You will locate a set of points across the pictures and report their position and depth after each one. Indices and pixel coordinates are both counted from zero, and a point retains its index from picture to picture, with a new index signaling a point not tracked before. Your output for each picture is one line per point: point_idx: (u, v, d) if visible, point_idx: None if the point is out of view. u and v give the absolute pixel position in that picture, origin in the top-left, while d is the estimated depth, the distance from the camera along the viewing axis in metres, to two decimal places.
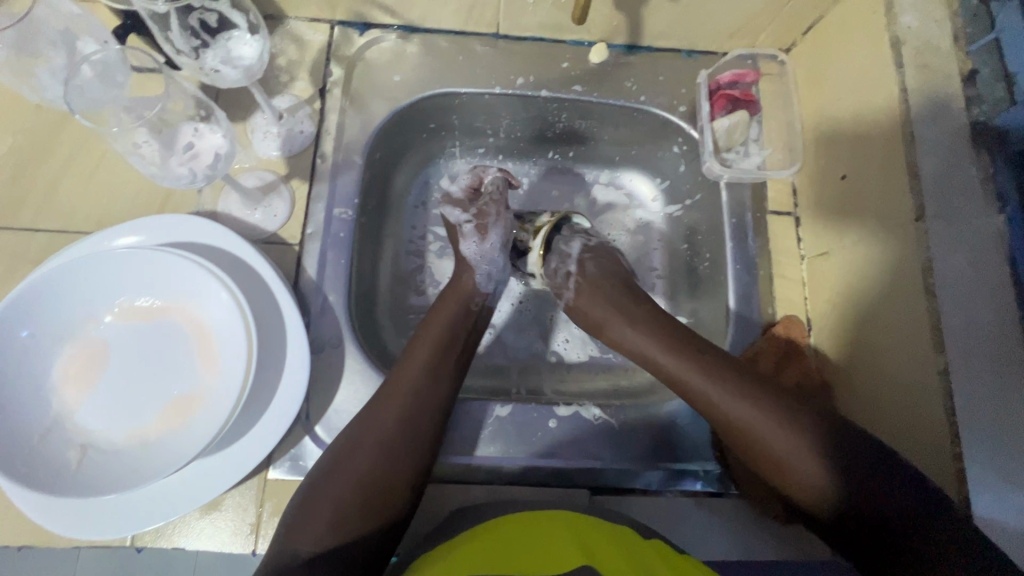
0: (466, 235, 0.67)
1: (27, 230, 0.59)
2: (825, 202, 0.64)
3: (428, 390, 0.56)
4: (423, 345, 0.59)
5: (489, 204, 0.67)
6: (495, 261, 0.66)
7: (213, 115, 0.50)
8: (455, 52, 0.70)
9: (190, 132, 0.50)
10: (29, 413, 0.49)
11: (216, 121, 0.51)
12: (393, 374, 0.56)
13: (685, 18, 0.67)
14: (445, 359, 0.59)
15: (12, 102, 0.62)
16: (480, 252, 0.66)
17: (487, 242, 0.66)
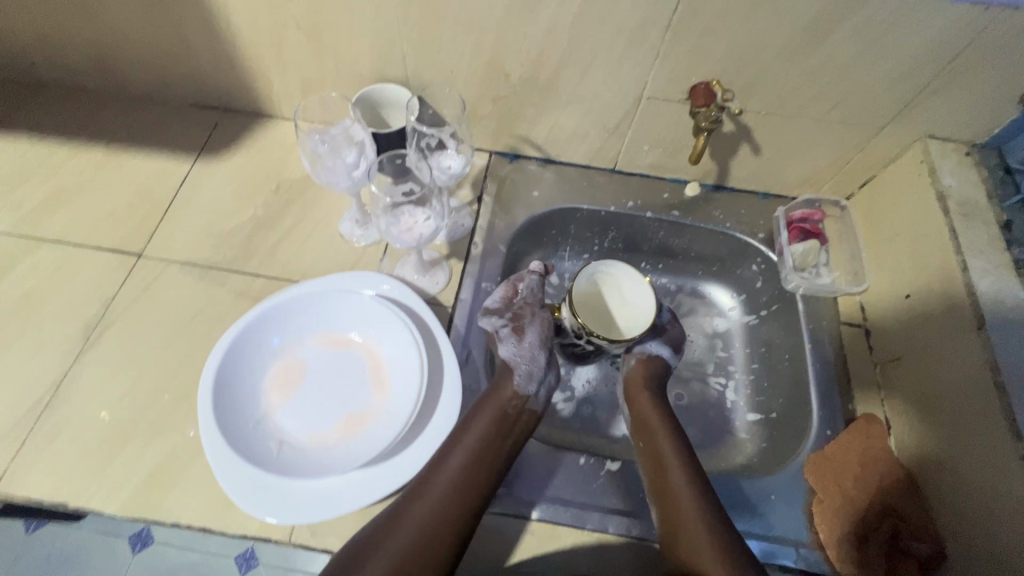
0: (504, 337, 0.72)
1: (251, 275, 0.77)
2: (893, 316, 0.75)
3: (461, 487, 0.61)
4: (466, 441, 0.64)
5: (524, 308, 0.73)
6: (535, 359, 0.71)
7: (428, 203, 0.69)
8: (581, 179, 0.91)
9: (413, 215, 0.69)
10: (248, 406, 0.62)
11: (429, 208, 0.69)
12: (433, 463, 0.63)
13: (764, 169, 0.86)
14: (485, 457, 0.63)
15: (261, 188, 0.85)
16: (518, 352, 0.71)
17: (525, 344, 0.71)
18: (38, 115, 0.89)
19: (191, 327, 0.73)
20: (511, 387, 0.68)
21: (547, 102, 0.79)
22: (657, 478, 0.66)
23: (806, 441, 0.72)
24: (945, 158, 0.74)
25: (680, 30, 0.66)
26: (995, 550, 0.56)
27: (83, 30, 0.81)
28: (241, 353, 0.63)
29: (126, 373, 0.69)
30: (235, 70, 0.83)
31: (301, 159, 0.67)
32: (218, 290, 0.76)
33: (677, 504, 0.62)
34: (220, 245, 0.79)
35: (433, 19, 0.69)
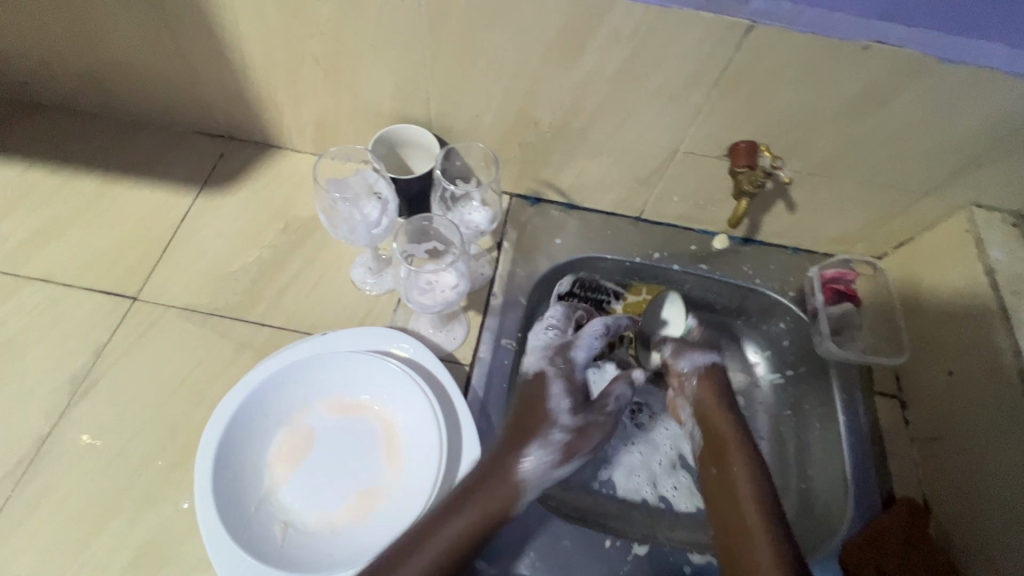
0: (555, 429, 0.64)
1: (255, 323, 0.72)
2: (932, 390, 0.72)
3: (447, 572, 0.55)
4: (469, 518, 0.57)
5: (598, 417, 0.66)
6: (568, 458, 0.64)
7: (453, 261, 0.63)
8: (604, 226, 0.86)
9: (434, 273, 0.64)
10: (252, 485, 0.58)
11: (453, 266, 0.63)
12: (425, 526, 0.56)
13: (797, 226, 0.82)
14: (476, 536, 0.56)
15: (268, 226, 0.80)
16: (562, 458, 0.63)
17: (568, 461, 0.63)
18: (30, 138, 0.83)
19: (187, 382, 0.67)
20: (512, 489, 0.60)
21: (576, 150, 0.75)
22: (725, 502, 0.65)
23: (844, 525, 0.68)
24: (992, 229, 0.71)
25: (727, 90, 0.62)
26: None
27: (81, 53, 0.75)
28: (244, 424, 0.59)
29: (116, 433, 0.64)
30: (243, 101, 0.78)
31: (319, 214, 0.64)
32: (218, 341, 0.70)
33: (752, 543, 0.60)
34: (221, 290, 0.74)
35: (461, 64, 0.65)
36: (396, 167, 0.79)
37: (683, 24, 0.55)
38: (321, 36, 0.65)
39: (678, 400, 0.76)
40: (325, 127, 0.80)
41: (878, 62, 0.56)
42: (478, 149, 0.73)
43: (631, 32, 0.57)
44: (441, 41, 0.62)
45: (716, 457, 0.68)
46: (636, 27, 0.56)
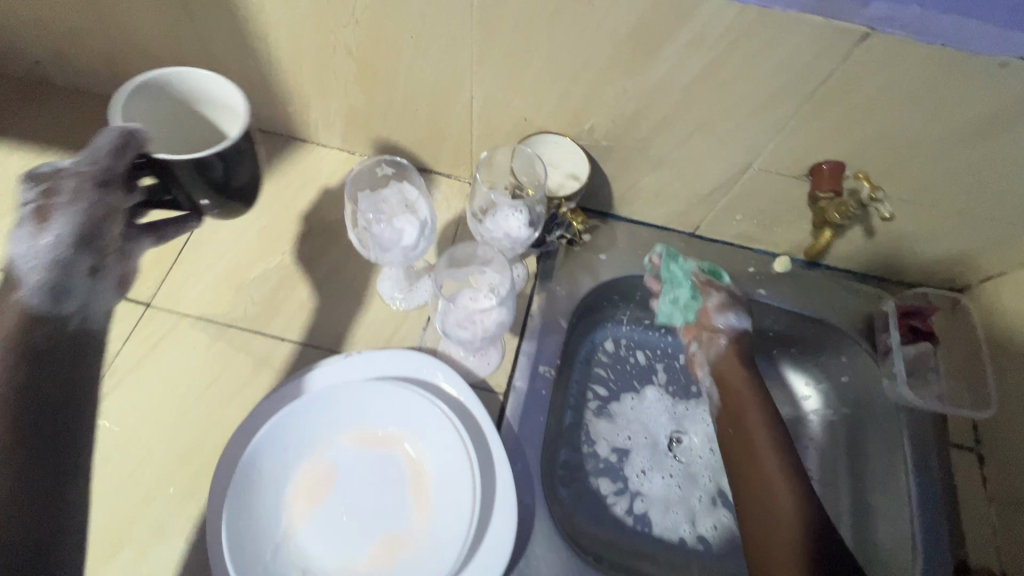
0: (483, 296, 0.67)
1: (276, 337, 0.67)
2: (1017, 449, 0.65)
3: None
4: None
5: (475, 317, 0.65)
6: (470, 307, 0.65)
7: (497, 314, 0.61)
8: (655, 242, 0.79)
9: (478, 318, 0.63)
10: (267, 529, 0.52)
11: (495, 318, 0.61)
12: None
13: (872, 252, 0.74)
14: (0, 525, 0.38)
15: (290, 227, 0.74)
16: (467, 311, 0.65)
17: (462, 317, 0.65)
18: (41, 122, 0.78)
19: (200, 403, 0.62)
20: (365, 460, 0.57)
21: (633, 161, 0.67)
22: (753, 473, 0.65)
23: None
24: None
25: (822, 105, 0.53)
26: None
27: (94, 34, 0.69)
28: (264, 457, 0.53)
29: (123, 454, 0.60)
30: (268, 91, 0.71)
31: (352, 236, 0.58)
32: (234, 358, 0.65)
33: (774, 494, 0.62)
34: (240, 300, 0.69)
35: (513, 62, 0.57)
36: (177, 150, 0.61)
37: (784, 28, 0.47)
38: (356, 26, 0.58)
39: (700, 354, 0.76)
40: (355, 125, 0.73)
41: (1014, 83, 0.47)
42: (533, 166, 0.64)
43: (720, 36, 0.49)
44: (494, 36, 0.54)
45: (733, 418, 0.70)
46: (726, 29, 0.48)
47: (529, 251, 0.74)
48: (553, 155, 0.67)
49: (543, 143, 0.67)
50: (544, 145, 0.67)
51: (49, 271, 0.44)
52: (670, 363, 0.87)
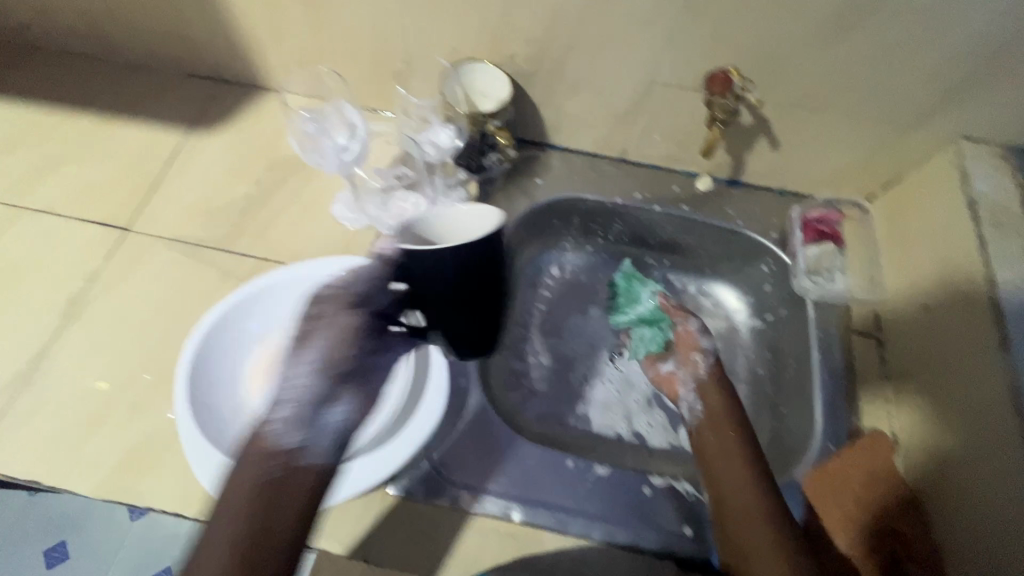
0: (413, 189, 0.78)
1: (242, 254, 0.75)
2: (909, 329, 0.71)
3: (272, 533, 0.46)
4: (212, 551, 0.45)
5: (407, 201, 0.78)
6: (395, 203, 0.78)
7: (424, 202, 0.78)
8: (587, 168, 0.86)
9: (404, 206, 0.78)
10: (225, 395, 0.60)
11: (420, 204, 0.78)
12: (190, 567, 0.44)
13: (783, 165, 0.81)
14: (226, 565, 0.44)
15: (256, 163, 0.82)
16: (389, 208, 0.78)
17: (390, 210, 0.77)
18: (37, 80, 0.87)
19: (176, 308, 0.71)
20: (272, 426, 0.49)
21: (555, 84, 0.75)
22: (720, 472, 0.63)
23: (808, 454, 0.68)
24: (979, 162, 0.68)
25: None
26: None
27: None
28: (226, 337, 0.63)
29: (107, 351, 0.68)
30: (232, 41, 0.80)
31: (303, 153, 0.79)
32: (205, 270, 0.74)
33: (736, 495, 0.60)
34: (210, 223, 0.77)
35: None
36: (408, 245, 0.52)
37: None
38: None
39: (681, 374, 0.77)
40: (312, 68, 0.81)
41: None
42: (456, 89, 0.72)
43: None
44: None
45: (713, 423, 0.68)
46: None
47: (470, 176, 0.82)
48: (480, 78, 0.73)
49: (470, 68, 0.73)
50: (471, 69, 0.72)
51: (306, 422, 0.48)
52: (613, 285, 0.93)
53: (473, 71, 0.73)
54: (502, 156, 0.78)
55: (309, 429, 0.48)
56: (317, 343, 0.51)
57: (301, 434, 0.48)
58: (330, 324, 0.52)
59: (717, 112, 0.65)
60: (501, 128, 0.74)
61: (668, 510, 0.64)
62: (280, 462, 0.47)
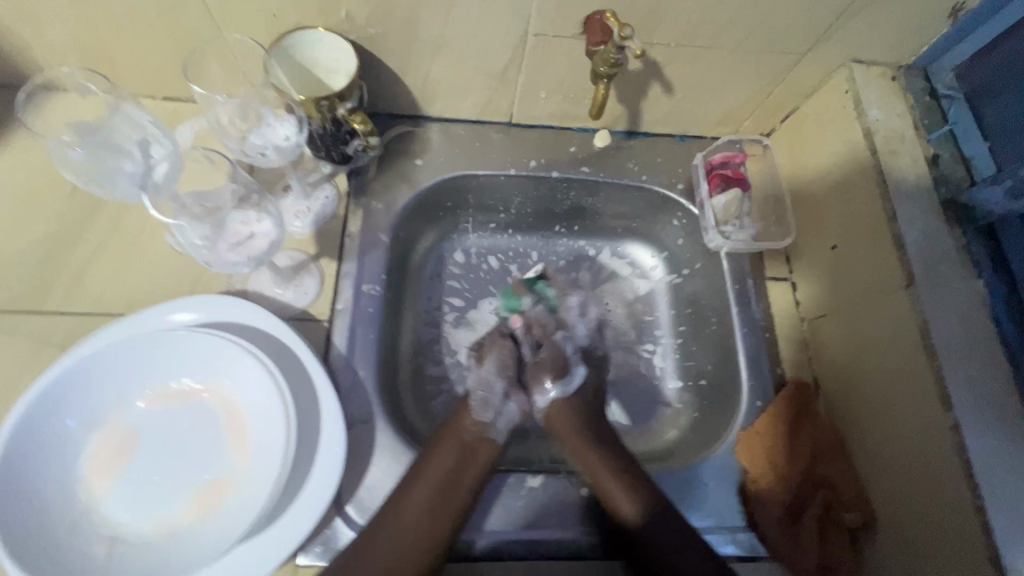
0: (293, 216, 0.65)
1: (56, 313, 0.60)
2: (818, 269, 0.69)
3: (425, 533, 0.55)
4: None
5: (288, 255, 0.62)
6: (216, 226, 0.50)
7: (264, 203, 0.52)
8: (473, 138, 0.76)
9: (241, 223, 0.51)
10: (56, 509, 0.47)
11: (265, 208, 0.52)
12: None
13: (679, 110, 0.75)
14: None
15: (51, 191, 0.64)
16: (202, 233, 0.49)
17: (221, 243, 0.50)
18: None
19: None
20: (469, 421, 0.62)
21: (412, 47, 0.62)
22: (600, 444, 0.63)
23: (736, 416, 0.66)
24: (870, 85, 0.65)
25: None
26: (923, 520, 0.53)
27: None
28: (24, 446, 0.47)
29: None
30: None
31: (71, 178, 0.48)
32: (8, 343, 0.58)
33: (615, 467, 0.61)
34: (4, 281, 0.60)
35: None
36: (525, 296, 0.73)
37: None
38: None
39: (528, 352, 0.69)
40: (94, 59, 0.62)
41: None
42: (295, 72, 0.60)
43: None
44: None
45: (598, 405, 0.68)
46: None
47: (336, 169, 0.70)
48: (321, 59, 0.60)
49: (304, 44, 0.59)
50: (305, 44, 0.59)
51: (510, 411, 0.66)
52: (523, 261, 0.85)
53: (308, 50, 0.60)
54: (365, 143, 0.65)
55: (497, 411, 0.64)
56: (491, 361, 0.66)
57: (492, 413, 0.63)
58: (494, 346, 0.67)
59: (602, 66, 0.55)
60: (355, 111, 0.60)
61: (608, 508, 0.61)
62: (476, 427, 0.62)
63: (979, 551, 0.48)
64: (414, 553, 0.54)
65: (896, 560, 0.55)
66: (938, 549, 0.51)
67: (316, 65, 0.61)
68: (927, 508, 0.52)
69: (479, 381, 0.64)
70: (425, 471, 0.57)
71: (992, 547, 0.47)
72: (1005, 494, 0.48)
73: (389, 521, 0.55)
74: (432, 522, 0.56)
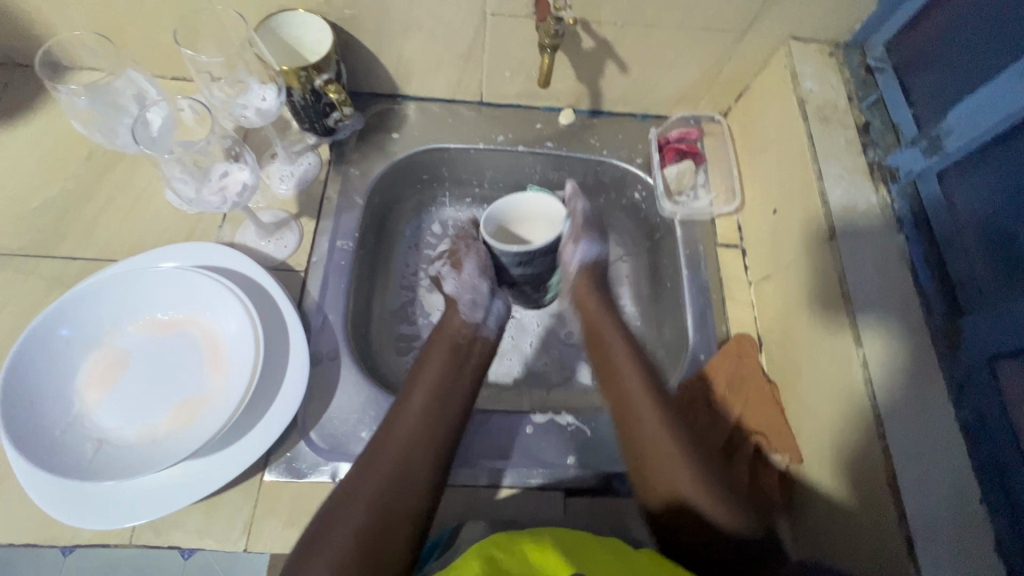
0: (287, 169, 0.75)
1: (66, 259, 0.68)
2: (762, 234, 0.74)
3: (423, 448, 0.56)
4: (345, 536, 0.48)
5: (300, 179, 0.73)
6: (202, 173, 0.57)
7: (243, 155, 0.58)
8: (445, 115, 0.83)
9: (223, 171, 0.58)
10: (55, 411, 0.54)
11: (245, 161, 0.58)
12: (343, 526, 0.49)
13: (636, 88, 0.80)
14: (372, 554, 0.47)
15: (69, 156, 0.73)
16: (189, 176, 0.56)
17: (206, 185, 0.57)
18: None
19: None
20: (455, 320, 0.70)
21: (384, 26, 0.70)
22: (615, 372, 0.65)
23: (679, 369, 0.71)
24: (807, 61, 0.70)
25: None
26: (839, 451, 0.57)
27: None
28: (30, 350, 0.54)
29: None
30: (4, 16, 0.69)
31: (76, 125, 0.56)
32: (24, 283, 0.66)
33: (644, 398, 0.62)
34: (22, 230, 0.69)
35: None
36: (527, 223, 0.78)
37: None
38: None
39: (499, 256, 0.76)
40: None
41: None
42: (281, 46, 0.68)
43: None
44: None
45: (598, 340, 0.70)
46: None
47: (319, 139, 0.77)
48: (308, 40, 0.68)
49: (293, 26, 0.67)
50: (293, 25, 0.67)
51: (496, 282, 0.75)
52: None
53: (297, 31, 0.68)
54: (343, 113, 0.72)
55: (485, 309, 0.72)
56: (470, 265, 0.72)
57: (481, 313, 0.71)
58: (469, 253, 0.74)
59: (545, 38, 0.62)
60: (330, 83, 0.67)
61: (553, 444, 0.66)
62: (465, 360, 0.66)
63: (881, 470, 0.52)
64: (413, 461, 0.54)
65: (818, 493, 0.59)
66: (850, 476, 0.55)
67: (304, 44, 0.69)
68: (841, 439, 0.57)
69: (461, 287, 0.72)
70: (417, 395, 0.60)
71: (889, 466, 0.51)
72: (903, 420, 0.53)
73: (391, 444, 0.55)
74: (428, 438, 0.56)
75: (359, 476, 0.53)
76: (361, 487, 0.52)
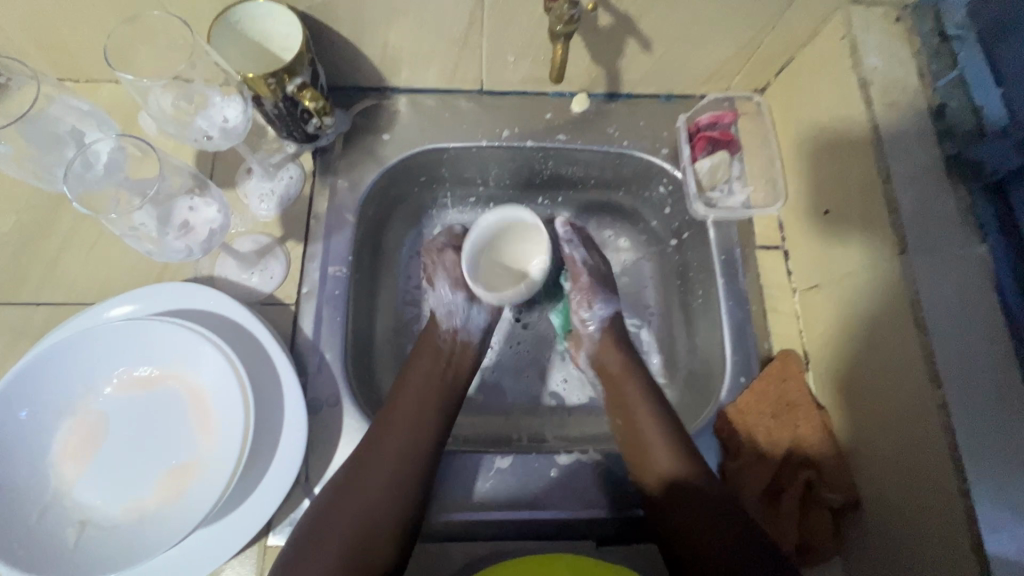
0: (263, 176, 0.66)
1: (29, 304, 0.61)
2: (810, 236, 0.64)
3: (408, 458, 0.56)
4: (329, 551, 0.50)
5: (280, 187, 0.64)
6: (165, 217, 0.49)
7: (208, 190, 0.52)
8: (442, 109, 0.72)
9: (185, 209, 0.51)
10: (30, 493, 0.49)
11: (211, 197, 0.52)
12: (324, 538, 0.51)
13: (661, 67, 0.69)
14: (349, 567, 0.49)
15: (21, 183, 0.65)
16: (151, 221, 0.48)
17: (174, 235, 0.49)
18: None
19: None
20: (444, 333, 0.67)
21: (362, 14, 0.59)
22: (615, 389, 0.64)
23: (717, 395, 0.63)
24: (870, 29, 0.59)
25: None
26: (909, 501, 0.50)
27: None
28: None
29: None
30: None
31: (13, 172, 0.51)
32: None
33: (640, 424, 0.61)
34: None
35: None
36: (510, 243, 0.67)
37: None
38: None
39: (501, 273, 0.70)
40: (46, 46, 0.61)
41: None
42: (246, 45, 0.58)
43: None
44: None
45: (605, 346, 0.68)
46: None
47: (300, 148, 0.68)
48: (275, 33, 0.58)
49: (255, 17, 0.56)
50: (255, 16, 0.56)
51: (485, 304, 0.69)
52: None
53: (261, 23, 0.57)
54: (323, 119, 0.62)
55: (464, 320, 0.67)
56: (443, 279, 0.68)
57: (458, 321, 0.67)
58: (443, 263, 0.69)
59: (556, 24, 0.51)
60: (304, 88, 0.57)
61: (581, 487, 0.60)
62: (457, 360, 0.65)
63: (961, 534, 0.45)
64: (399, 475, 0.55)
65: (880, 541, 0.53)
66: (920, 531, 0.48)
67: (271, 37, 0.58)
68: (913, 489, 0.49)
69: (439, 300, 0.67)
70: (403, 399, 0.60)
71: (974, 533, 0.44)
72: (992, 475, 0.45)
73: (363, 467, 0.55)
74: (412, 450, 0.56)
75: (349, 487, 0.54)
76: (348, 497, 0.53)
